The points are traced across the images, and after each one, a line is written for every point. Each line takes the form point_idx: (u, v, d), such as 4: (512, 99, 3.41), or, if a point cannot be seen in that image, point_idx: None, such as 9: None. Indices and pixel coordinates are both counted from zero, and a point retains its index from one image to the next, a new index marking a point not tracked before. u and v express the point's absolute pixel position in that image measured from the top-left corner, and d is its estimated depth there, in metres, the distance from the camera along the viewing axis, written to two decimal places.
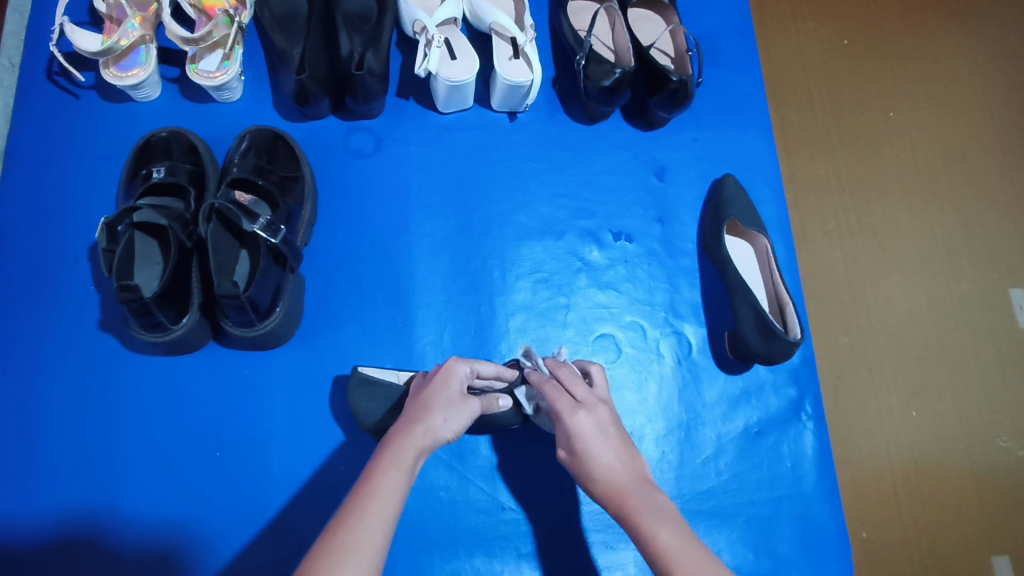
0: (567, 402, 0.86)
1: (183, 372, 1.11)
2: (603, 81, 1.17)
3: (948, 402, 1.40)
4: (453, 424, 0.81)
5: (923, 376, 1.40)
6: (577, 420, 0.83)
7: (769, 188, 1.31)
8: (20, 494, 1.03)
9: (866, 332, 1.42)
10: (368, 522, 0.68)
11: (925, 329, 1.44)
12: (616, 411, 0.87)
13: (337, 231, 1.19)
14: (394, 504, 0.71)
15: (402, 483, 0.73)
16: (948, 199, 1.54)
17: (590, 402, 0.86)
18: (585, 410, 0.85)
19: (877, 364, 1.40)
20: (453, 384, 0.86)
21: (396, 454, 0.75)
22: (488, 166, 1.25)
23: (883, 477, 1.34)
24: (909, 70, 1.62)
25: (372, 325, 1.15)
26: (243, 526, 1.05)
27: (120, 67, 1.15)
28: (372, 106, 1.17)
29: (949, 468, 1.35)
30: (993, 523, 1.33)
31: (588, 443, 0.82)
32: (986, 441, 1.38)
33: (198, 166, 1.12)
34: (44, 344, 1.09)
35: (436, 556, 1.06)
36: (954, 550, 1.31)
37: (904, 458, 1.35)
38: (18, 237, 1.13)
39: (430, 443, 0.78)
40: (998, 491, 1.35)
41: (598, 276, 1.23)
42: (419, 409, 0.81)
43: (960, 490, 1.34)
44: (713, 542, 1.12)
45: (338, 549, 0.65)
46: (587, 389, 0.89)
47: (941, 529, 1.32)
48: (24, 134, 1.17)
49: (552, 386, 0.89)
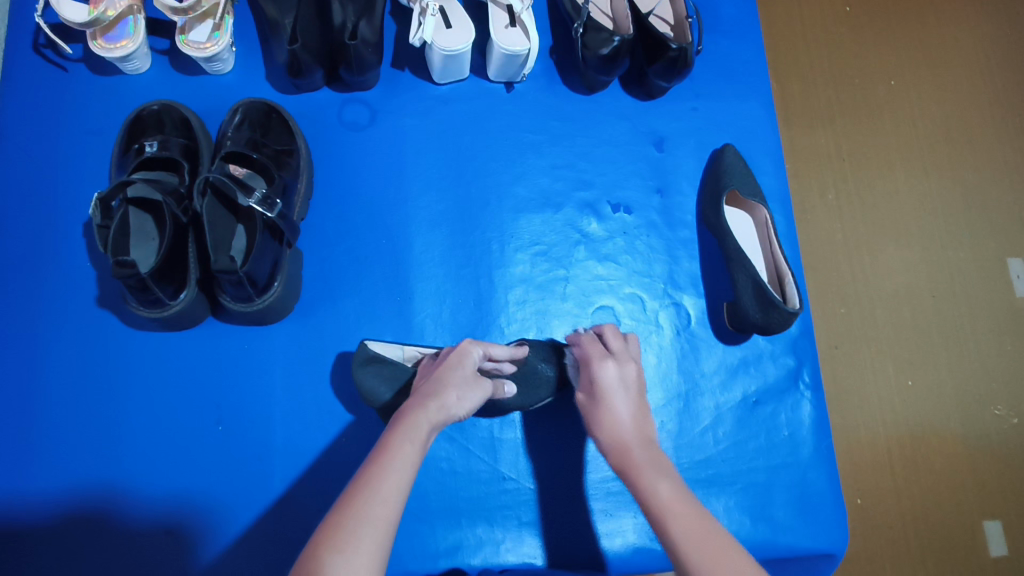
0: (603, 353, 0.97)
1: (183, 348, 1.11)
2: (601, 49, 1.15)
3: (944, 370, 1.40)
4: (465, 403, 0.84)
5: (918, 344, 1.41)
6: (605, 366, 0.94)
7: (769, 157, 1.30)
8: (25, 470, 1.04)
9: (864, 302, 1.42)
10: (383, 494, 0.70)
11: (923, 297, 1.44)
12: (643, 373, 0.96)
13: (334, 205, 1.18)
14: (407, 477, 0.73)
15: (416, 455, 0.75)
16: (947, 167, 1.53)
17: (623, 356, 0.97)
18: (613, 360, 0.96)
19: (874, 332, 1.41)
20: (467, 363, 0.88)
21: (410, 427, 0.77)
22: (484, 137, 1.24)
23: (877, 443, 1.35)
24: (911, 36, 1.60)
25: (371, 299, 1.15)
26: (246, 498, 1.06)
27: (108, 38, 1.12)
28: (367, 77, 1.15)
29: (942, 434, 1.37)
30: (984, 486, 1.35)
31: (609, 390, 0.91)
32: (978, 407, 1.39)
33: (191, 141, 1.11)
34: (41, 321, 1.09)
35: (438, 525, 1.08)
36: (946, 513, 1.33)
37: (898, 425, 1.37)
38: (11, 214, 1.12)
39: (442, 418, 0.81)
40: (992, 458, 1.36)
41: (597, 248, 1.23)
42: (433, 386, 0.83)
43: (953, 454, 1.36)
44: (713, 509, 1.13)
45: (353, 519, 0.67)
46: (624, 347, 0.99)
47: (934, 493, 1.33)
48: (13, 109, 1.15)
49: (586, 340, 1.00)
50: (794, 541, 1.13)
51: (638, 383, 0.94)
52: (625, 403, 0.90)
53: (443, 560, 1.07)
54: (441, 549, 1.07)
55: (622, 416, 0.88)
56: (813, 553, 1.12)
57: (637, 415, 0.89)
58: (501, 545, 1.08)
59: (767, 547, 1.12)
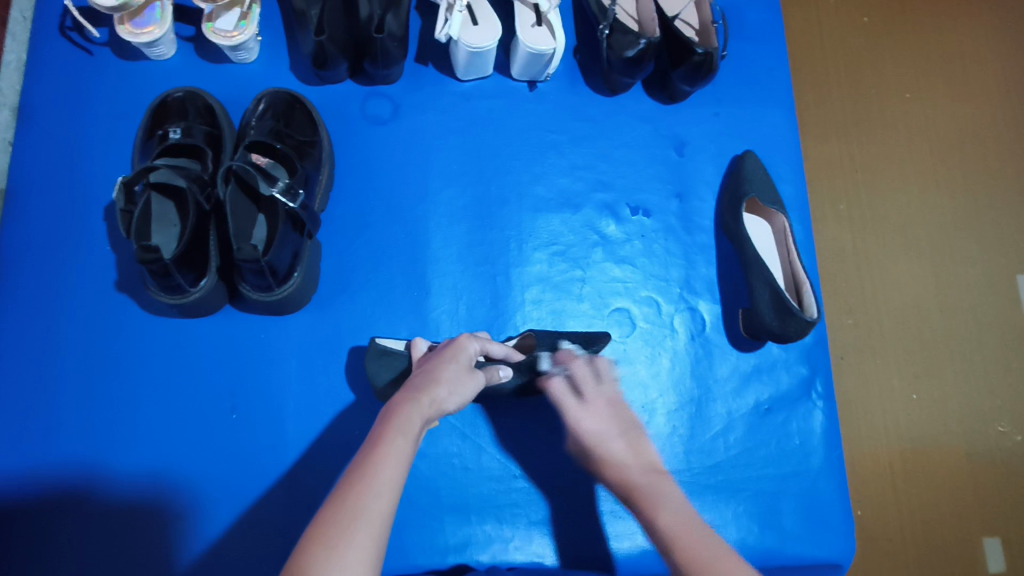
0: (574, 403, 1.03)
1: (201, 334, 1.11)
2: (626, 52, 1.15)
3: (949, 384, 1.40)
4: (456, 398, 0.84)
5: (925, 357, 1.41)
6: (583, 424, 1.01)
7: (789, 164, 1.29)
8: (40, 449, 1.04)
9: (871, 313, 1.43)
10: (377, 488, 0.68)
11: (930, 311, 1.44)
12: (617, 408, 1.03)
13: (354, 197, 1.18)
14: (401, 469, 0.71)
15: (410, 449, 0.73)
16: (960, 181, 1.53)
17: (597, 402, 1.03)
18: (587, 411, 1.02)
19: (880, 345, 1.41)
20: (459, 358, 0.90)
21: (404, 420, 0.75)
22: (503, 135, 1.24)
23: (880, 454, 1.36)
24: (929, 49, 1.60)
25: (389, 293, 1.15)
26: (256, 485, 1.06)
27: (135, 23, 1.12)
28: (391, 70, 1.16)
29: (945, 448, 1.36)
30: (987, 502, 1.34)
31: (599, 443, 0.99)
32: (981, 422, 1.39)
33: (215, 128, 1.11)
34: (61, 301, 1.09)
35: (448, 521, 1.08)
36: (947, 527, 1.32)
37: (901, 437, 1.37)
38: (34, 193, 1.12)
39: (434, 412, 0.81)
40: (995, 474, 1.36)
41: (615, 250, 1.23)
42: (425, 379, 0.83)
43: (955, 468, 1.36)
44: (722, 514, 1.14)
45: (348, 514, 0.65)
46: (595, 388, 1.04)
47: (936, 505, 1.33)
48: (38, 89, 1.15)
49: (558, 387, 1.04)
50: (801, 550, 1.13)
51: (620, 422, 1.01)
52: (616, 447, 0.97)
53: (452, 555, 1.07)
54: (450, 544, 1.07)
55: (622, 457, 0.96)
56: (817, 562, 1.13)
57: (634, 453, 0.96)
58: (511, 542, 1.08)
59: (774, 554, 1.12)
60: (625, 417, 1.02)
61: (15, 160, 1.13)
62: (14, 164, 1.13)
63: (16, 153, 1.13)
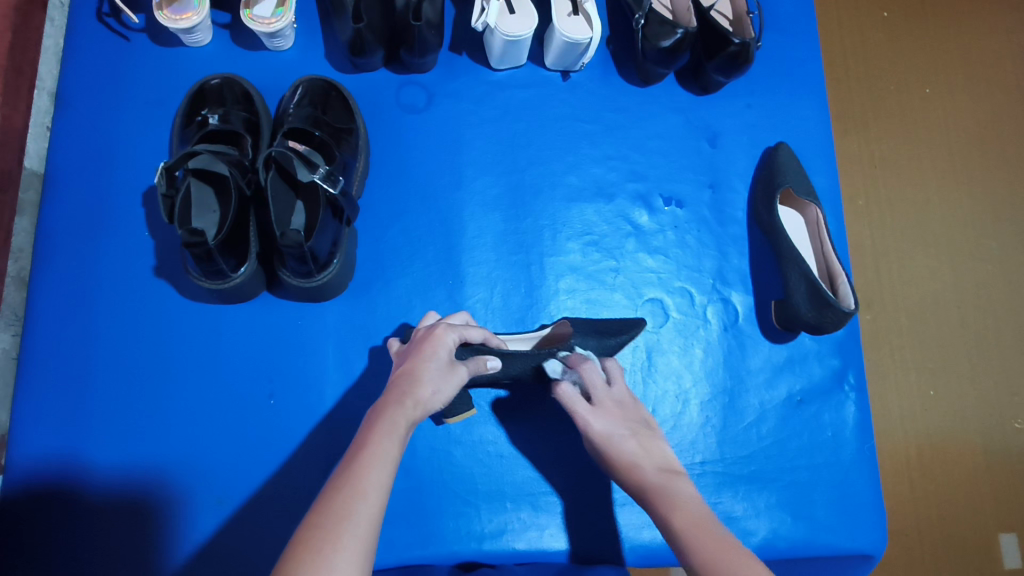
0: (586, 407, 0.91)
1: (237, 320, 1.11)
2: (662, 41, 1.14)
3: (968, 381, 1.40)
4: (440, 396, 0.82)
5: (943, 354, 1.41)
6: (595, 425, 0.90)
7: (820, 157, 1.29)
8: (79, 431, 1.05)
9: (890, 309, 1.42)
10: (364, 489, 0.67)
11: (949, 307, 1.44)
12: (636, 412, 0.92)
13: (389, 186, 1.18)
14: (388, 472, 0.70)
15: (395, 452, 0.72)
16: (980, 177, 1.52)
17: (607, 404, 0.92)
18: (597, 412, 0.91)
19: (900, 340, 1.41)
20: (441, 353, 0.85)
21: (389, 424, 0.74)
22: (537, 124, 1.24)
23: (899, 449, 1.36)
24: (949, 44, 1.59)
25: (424, 282, 1.15)
26: (290, 471, 1.06)
27: (173, 11, 1.12)
28: (426, 59, 1.16)
29: (963, 445, 1.36)
30: (1002, 500, 1.34)
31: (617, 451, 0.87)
32: (999, 419, 1.38)
33: (253, 114, 1.11)
34: (98, 286, 1.10)
35: (484, 508, 1.09)
36: (963, 524, 1.32)
37: (919, 434, 1.36)
38: (72, 179, 1.13)
39: (418, 413, 0.78)
40: (1012, 471, 1.35)
41: (647, 240, 1.23)
42: (407, 380, 0.80)
43: (973, 466, 1.35)
44: (754, 505, 1.14)
45: (335, 517, 0.64)
46: (606, 391, 0.94)
47: (952, 502, 1.33)
48: (76, 74, 1.16)
49: (569, 394, 0.93)
50: (834, 541, 1.13)
51: (628, 420, 0.91)
52: (629, 446, 0.87)
53: (488, 543, 1.07)
54: (485, 531, 1.08)
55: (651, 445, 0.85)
56: (851, 553, 1.13)
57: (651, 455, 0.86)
58: (545, 529, 1.09)
59: (806, 546, 1.12)
60: (635, 417, 0.91)
61: (53, 145, 1.14)
62: (52, 150, 1.13)
63: (54, 138, 1.14)
